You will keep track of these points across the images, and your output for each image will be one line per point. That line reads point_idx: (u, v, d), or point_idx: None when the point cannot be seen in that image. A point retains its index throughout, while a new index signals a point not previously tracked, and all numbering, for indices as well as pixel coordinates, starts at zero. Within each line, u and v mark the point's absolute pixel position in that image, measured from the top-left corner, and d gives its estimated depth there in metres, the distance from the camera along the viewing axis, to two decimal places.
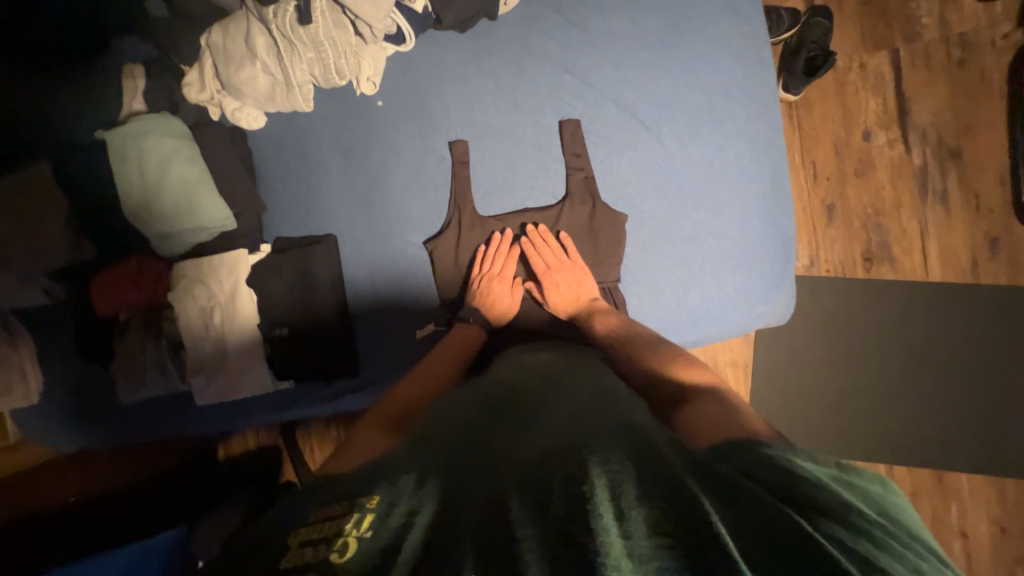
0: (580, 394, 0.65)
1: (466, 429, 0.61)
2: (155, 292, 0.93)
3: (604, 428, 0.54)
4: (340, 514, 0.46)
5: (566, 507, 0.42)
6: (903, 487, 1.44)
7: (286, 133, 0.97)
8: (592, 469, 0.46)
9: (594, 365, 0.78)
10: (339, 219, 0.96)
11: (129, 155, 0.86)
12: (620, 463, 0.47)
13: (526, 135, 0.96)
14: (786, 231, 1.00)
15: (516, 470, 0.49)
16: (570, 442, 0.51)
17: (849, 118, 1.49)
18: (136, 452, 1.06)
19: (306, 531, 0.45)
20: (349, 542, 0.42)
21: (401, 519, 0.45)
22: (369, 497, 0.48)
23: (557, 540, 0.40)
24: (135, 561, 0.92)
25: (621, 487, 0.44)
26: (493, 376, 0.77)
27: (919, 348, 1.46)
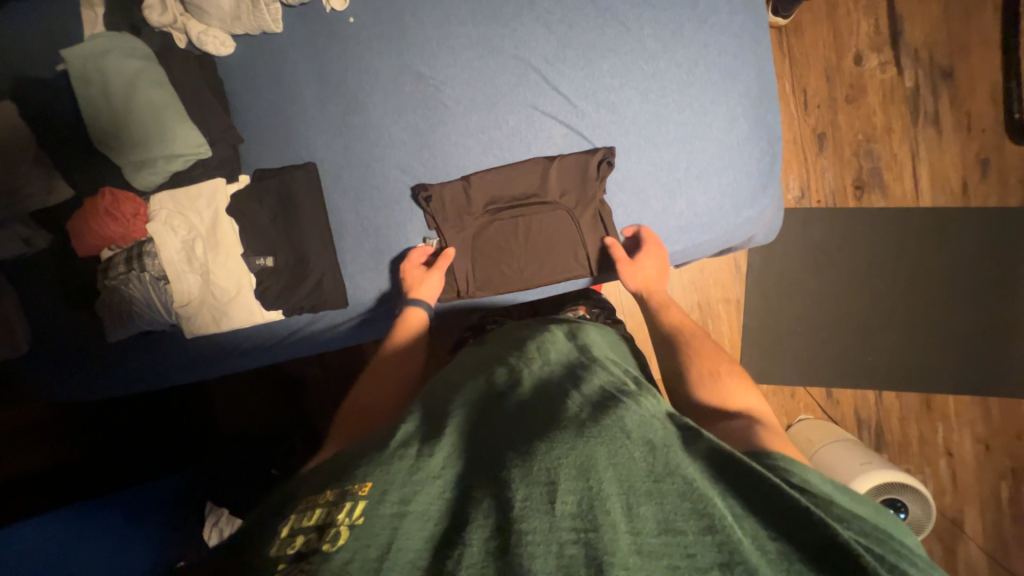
0: (587, 372, 0.63)
1: (464, 410, 0.58)
2: (134, 229, 0.88)
3: (614, 414, 0.52)
4: (332, 502, 0.45)
5: (575, 503, 0.42)
6: (892, 411, 1.47)
7: (258, 59, 0.92)
8: (601, 463, 0.45)
9: (582, 332, 0.78)
10: (318, 146, 0.93)
11: (92, 78, 0.83)
12: (629, 455, 0.47)
13: (504, 47, 0.91)
14: (772, 128, 0.96)
15: (519, 455, 0.47)
16: (578, 432, 0.49)
17: (841, 41, 1.45)
18: (104, 406, 1.09)
19: (297, 518, 0.45)
20: (341, 530, 0.41)
21: (393, 509, 0.43)
22: (360, 485, 0.45)
23: (568, 535, 0.41)
24: (136, 510, 0.89)
25: (631, 483, 0.45)
26: (485, 358, 0.74)
27: (906, 279, 1.48)
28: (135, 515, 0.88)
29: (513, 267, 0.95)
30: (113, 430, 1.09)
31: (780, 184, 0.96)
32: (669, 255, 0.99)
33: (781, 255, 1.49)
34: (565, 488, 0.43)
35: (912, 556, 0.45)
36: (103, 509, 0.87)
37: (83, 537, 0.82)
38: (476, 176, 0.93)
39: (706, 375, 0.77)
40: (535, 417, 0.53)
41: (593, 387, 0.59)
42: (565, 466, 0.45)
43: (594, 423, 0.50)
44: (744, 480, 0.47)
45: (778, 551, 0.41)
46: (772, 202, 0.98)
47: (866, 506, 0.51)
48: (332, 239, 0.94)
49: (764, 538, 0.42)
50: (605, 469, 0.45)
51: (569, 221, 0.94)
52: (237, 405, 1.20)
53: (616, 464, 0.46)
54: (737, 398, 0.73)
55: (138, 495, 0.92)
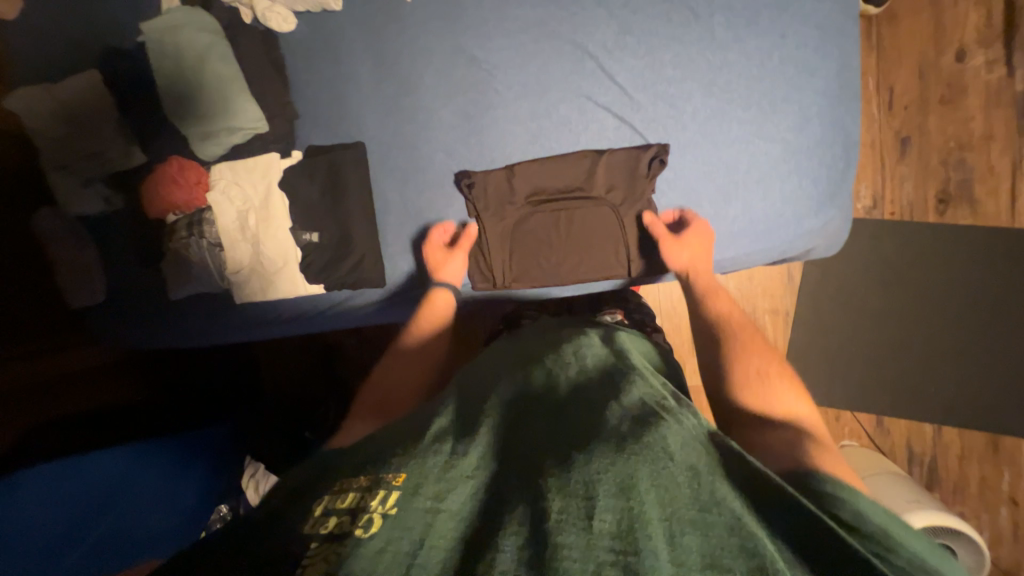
0: (628, 378, 0.60)
1: (498, 409, 0.58)
2: (196, 197, 0.94)
3: (654, 429, 0.49)
4: (367, 488, 0.47)
5: (614, 522, 0.41)
6: (951, 449, 1.35)
7: (317, 36, 0.94)
8: (643, 483, 0.44)
9: (618, 336, 0.76)
10: (368, 126, 0.94)
11: (167, 51, 0.89)
12: (671, 478, 0.45)
13: (562, 31, 0.88)
14: (849, 133, 0.87)
15: (556, 466, 0.47)
16: (617, 447, 0.47)
17: (942, 35, 1.29)
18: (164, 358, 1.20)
19: (332, 498, 0.48)
20: (374, 518, 0.44)
21: (428, 505, 0.45)
22: (394, 474, 0.48)
23: (606, 555, 0.40)
24: (184, 449, 0.94)
25: (674, 509, 0.43)
26: (520, 353, 0.73)
27: (988, 306, 1.33)
28: (184, 454, 0.94)
29: (550, 262, 0.94)
30: (170, 382, 1.20)
31: (850, 194, 0.88)
32: (718, 262, 0.93)
33: (842, 269, 1.38)
34: (603, 505, 0.42)
35: None
36: (158, 445, 0.94)
37: (124, 482, 0.86)
38: (521, 166, 0.91)
39: (753, 374, 0.73)
40: (572, 426, 0.53)
41: (633, 395, 0.56)
42: (603, 481, 0.44)
43: (634, 438, 0.48)
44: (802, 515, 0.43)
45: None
46: (840, 214, 0.90)
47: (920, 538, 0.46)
48: (375, 218, 0.96)
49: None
50: (646, 490, 0.43)
51: (613, 220, 0.91)
52: (275, 368, 1.26)
53: (658, 486, 0.44)
54: (784, 404, 0.69)
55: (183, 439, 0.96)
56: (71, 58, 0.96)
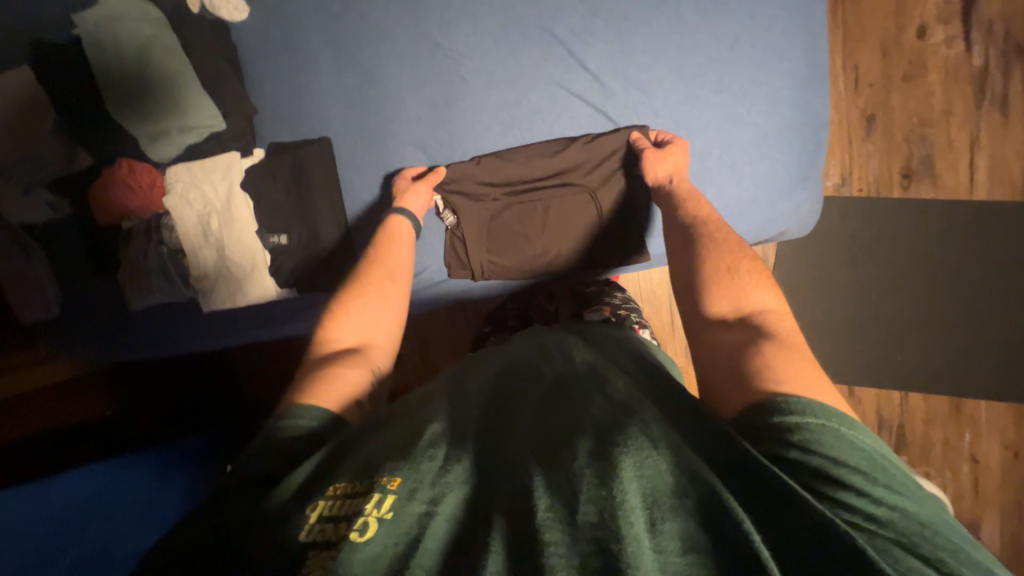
0: (617, 374, 0.60)
1: (486, 409, 0.58)
2: (152, 202, 0.89)
3: (639, 420, 0.49)
4: (361, 492, 0.47)
5: (596, 514, 0.41)
6: (917, 414, 1.42)
7: (272, 26, 0.89)
8: (625, 472, 0.43)
9: (614, 332, 0.76)
10: (332, 121, 0.90)
11: (105, 46, 0.82)
12: (655, 466, 0.44)
13: (529, 16, 0.85)
14: (819, 114, 0.88)
15: (543, 464, 0.46)
16: (600, 439, 0.47)
17: (904, 12, 1.31)
18: (133, 371, 1.15)
19: (326, 503, 0.48)
20: (369, 522, 0.44)
21: (422, 508, 0.45)
22: (388, 477, 0.48)
23: (588, 546, 0.39)
24: (162, 466, 0.92)
25: (657, 497, 0.42)
26: (511, 347, 0.72)
27: (949, 276, 1.39)
28: (163, 467, 0.91)
29: (529, 253, 0.92)
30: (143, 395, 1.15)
31: (821, 176, 0.89)
32: None
33: (812, 246, 1.42)
34: (586, 498, 0.42)
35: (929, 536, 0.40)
36: (135, 464, 0.92)
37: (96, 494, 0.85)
38: (495, 156, 0.89)
39: (725, 270, 0.71)
40: (559, 420, 0.52)
41: (621, 389, 0.56)
42: (586, 476, 0.44)
43: (619, 429, 0.48)
44: (767, 484, 0.42)
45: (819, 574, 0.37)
46: (811, 196, 0.91)
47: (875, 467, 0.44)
48: (345, 216, 0.92)
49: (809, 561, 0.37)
50: (630, 480, 0.43)
51: (591, 210, 0.90)
52: (251, 373, 1.21)
53: (642, 475, 0.43)
54: (755, 301, 0.66)
55: (169, 453, 0.96)
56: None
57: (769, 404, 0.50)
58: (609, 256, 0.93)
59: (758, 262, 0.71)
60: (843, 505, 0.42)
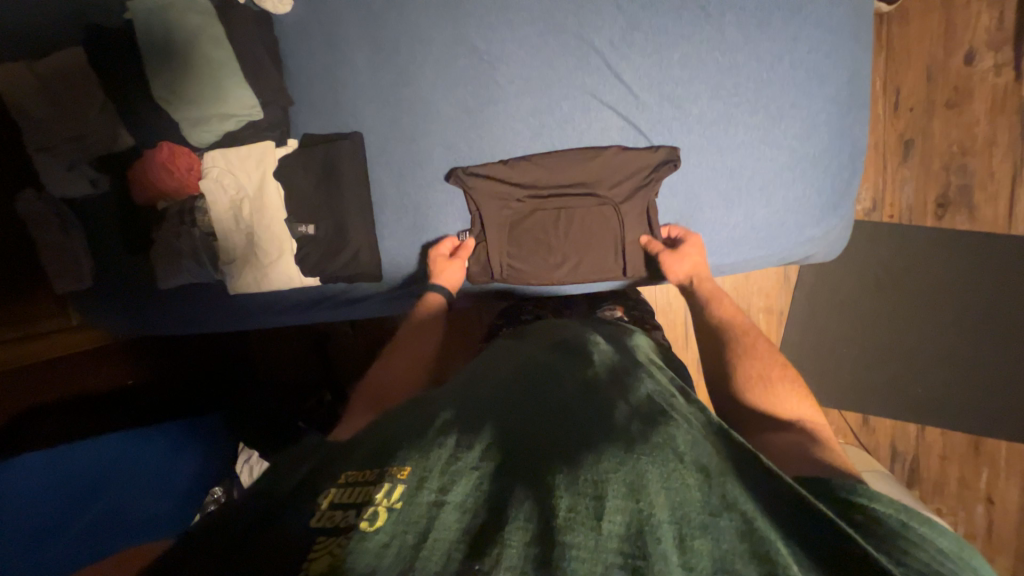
0: (632, 384, 0.63)
1: (502, 406, 0.61)
2: (189, 184, 0.92)
3: (663, 431, 0.52)
4: (372, 480, 0.48)
5: (623, 524, 0.43)
6: (933, 449, 1.38)
7: (315, 21, 0.90)
8: (653, 485, 0.46)
9: (623, 334, 0.82)
10: (366, 117, 0.92)
11: (156, 32, 0.84)
12: (683, 481, 0.47)
13: (568, 24, 0.85)
14: (857, 140, 0.86)
15: (566, 466, 0.49)
16: (625, 449, 0.50)
17: (954, 36, 1.27)
18: (160, 346, 1.20)
19: (335, 493, 0.48)
20: (380, 511, 0.45)
21: (431, 499, 0.46)
22: (398, 467, 0.49)
23: (617, 559, 0.41)
24: (173, 448, 0.93)
25: (684, 512, 0.44)
26: (523, 347, 0.79)
27: (980, 311, 1.35)
28: (175, 449, 0.93)
29: (549, 260, 0.92)
30: (167, 368, 1.21)
31: (853, 204, 0.88)
32: (717, 267, 0.93)
33: (838, 270, 1.39)
34: (613, 507, 0.44)
35: None
36: (145, 443, 0.92)
37: (117, 460, 0.88)
38: (525, 161, 0.90)
39: (755, 378, 0.76)
40: (580, 427, 0.56)
41: (642, 398, 0.60)
42: (612, 483, 0.46)
43: (644, 439, 0.51)
44: (820, 525, 0.44)
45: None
46: (841, 223, 0.90)
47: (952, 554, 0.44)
48: (371, 210, 0.94)
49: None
50: (656, 492, 0.45)
51: (615, 223, 0.90)
52: (269, 355, 1.25)
53: (669, 488, 0.46)
54: (790, 407, 0.71)
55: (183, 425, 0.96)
56: (54, 33, 0.92)
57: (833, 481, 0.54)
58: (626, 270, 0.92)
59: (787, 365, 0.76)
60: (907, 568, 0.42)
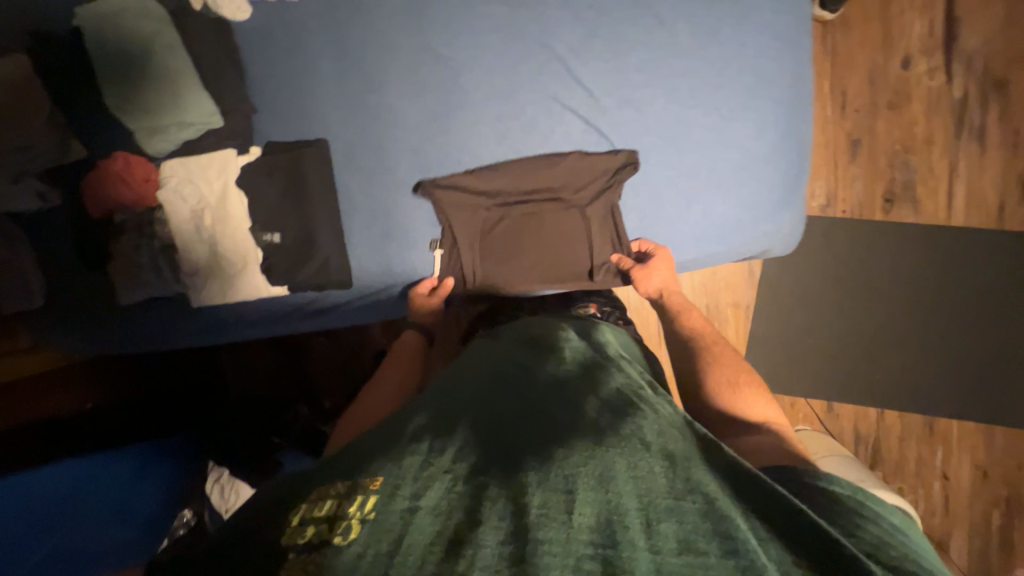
0: (602, 378, 0.66)
1: (475, 407, 0.62)
2: (145, 194, 0.88)
3: (631, 423, 0.55)
4: (343, 493, 0.47)
5: (593, 516, 0.45)
6: (892, 431, 1.46)
7: (276, 27, 0.89)
8: (621, 475, 0.49)
9: (593, 327, 0.84)
10: (331, 124, 0.91)
11: (107, 39, 0.82)
12: (648, 469, 0.50)
13: (529, 31, 0.87)
14: (804, 140, 0.91)
15: (538, 461, 0.50)
16: (595, 442, 0.52)
17: (890, 43, 1.36)
18: (118, 363, 1.14)
19: (306, 507, 0.47)
20: (353, 525, 0.44)
21: (404, 506, 0.45)
22: (371, 478, 0.48)
23: (587, 550, 0.43)
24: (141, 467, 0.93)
25: (651, 499, 0.47)
26: (498, 347, 0.80)
27: (927, 298, 1.43)
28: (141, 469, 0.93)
29: (519, 263, 0.94)
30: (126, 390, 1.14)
31: (804, 200, 0.93)
32: (682, 263, 0.95)
33: (799, 264, 1.45)
34: (583, 500, 0.46)
35: None
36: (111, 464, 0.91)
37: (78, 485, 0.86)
38: (492, 167, 0.91)
39: (724, 385, 0.79)
40: (552, 421, 0.57)
41: (610, 391, 0.62)
42: (582, 476, 0.48)
43: (614, 432, 0.54)
44: (777, 503, 0.48)
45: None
46: (794, 218, 0.94)
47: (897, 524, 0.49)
48: (338, 218, 0.93)
49: (788, 564, 0.43)
50: (624, 482, 0.48)
51: (582, 225, 0.92)
52: (237, 370, 1.20)
53: (636, 478, 0.49)
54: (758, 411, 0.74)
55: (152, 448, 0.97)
56: None
57: (788, 467, 0.60)
58: (597, 273, 0.94)
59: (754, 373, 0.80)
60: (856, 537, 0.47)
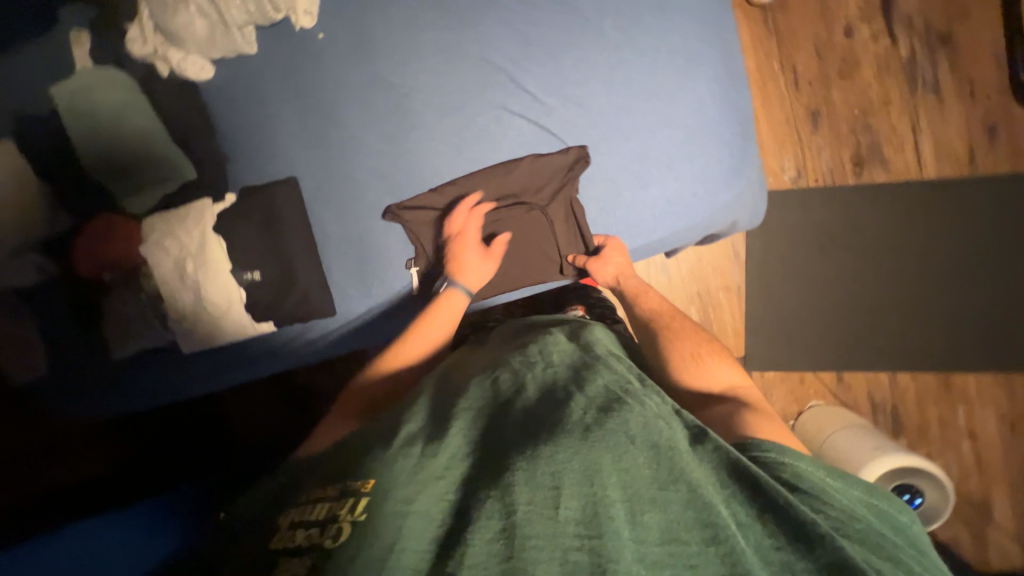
0: (590, 372, 0.65)
1: (463, 407, 0.61)
2: (131, 252, 0.92)
3: (618, 417, 0.54)
4: (335, 498, 0.51)
5: (578, 508, 0.46)
6: (908, 395, 1.42)
7: (237, 80, 0.94)
8: (607, 468, 0.49)
9: (586, 326, 0.83)
10: (297, 161, 0.96)
11: (81, 110, 0.89)
12: (634, 460, 0.50)
13: (469, 49, 0.92)
14: (742, 110, 0.95)
15: (523, 455, 0.50)
16: (582, 436, 0.52)
17: (829, 16, 1.42)
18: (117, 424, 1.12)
19: (298, 513, 0.52)
20: (344, 527, 0.47)
21: (396, 508, 0.47)
22: (362, 481, 0.51)
23: (574, 541, 0.44)
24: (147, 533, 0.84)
25: (635, 490, 0.48)
26: (490, 350, 0.81)
27: (917, 254, 1.42)
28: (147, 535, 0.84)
29: (491, 268, 0.96)
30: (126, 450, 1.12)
31: (753, 166, 0.95)
32: (647, 245, 0.97)
33: (782, 237, 1.45)
34: (568, 494, 0.47)
35: (901, 558, 0.49)
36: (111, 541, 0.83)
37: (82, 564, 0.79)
38: (454, 185, 0.94)
39: (687, 357, 0.81)
40: (539, 417, 0.57)
41: (598, 386, 0.61)
42: (568, 471, 0.48)
43: (600, 425, 0.53)
44: (757, 488, 0.50)
45: (779, 560, 0.46)
46: (749, 186, 0.96)
47: (866, 501, 0.54)
48: (314, 248, 0.96)
49: (767, 547, 0.47)
50: (609, 475, 0.48)
51: (547, 225, 0.95)
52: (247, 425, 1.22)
53: (621, 470, 0.49)
54: (718, 380, 0.78)
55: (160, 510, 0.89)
56: None
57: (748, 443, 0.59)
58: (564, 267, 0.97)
59: (709, 341, 0.84)
60: (830, 516, 0.50)
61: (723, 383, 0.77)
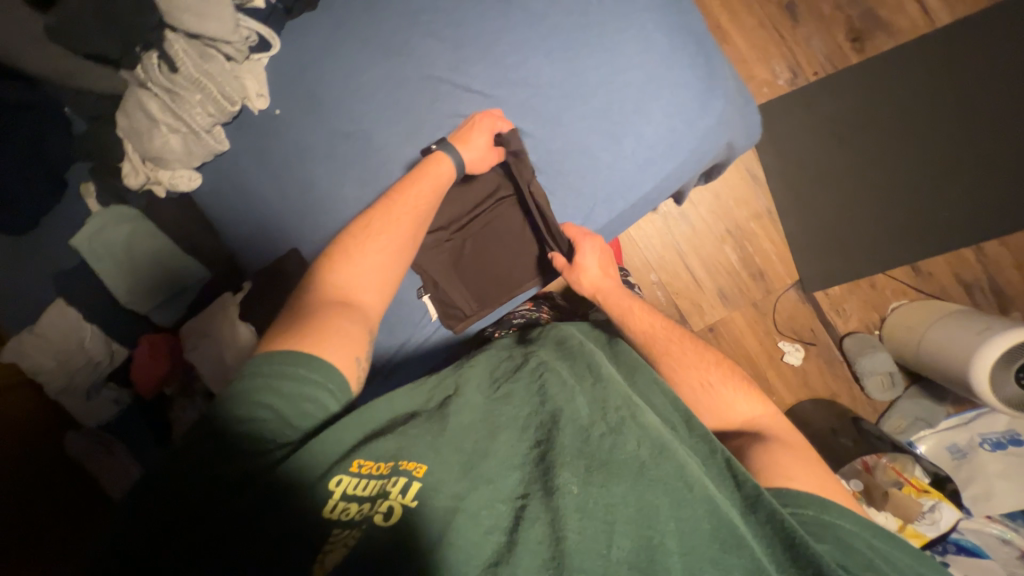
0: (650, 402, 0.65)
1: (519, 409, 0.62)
2: (177, 360, 1.02)
3: (681, 458, 0.55)
4: (386, 475, 0.54)
5: (631, 550, 0.50)
6: (1003, 262, 1.29)
7: (222, 180, 1.01)
8: (664, 516, 0.52)
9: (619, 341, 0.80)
10: (292, 232, 0.99)
11: (99, 251, 0.98)
12: (695, 513, 0.52)
13: (409, 74, 0.94)
14: (693, 28, 0.91)
15: (577, 483, 0.53)
16: (639, 474, 0.54)
17: None
18: None
19: (349, 481, 0.54)
20: (394, 508, 0.52)
21: (447, 505, 0.52)
22: (415, 465, 0.55)
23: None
24: None
25: (689, 541, 0.51)
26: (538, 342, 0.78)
27: None
28: None
29: (500, 267, 0.97)
30: None
31: (723, 81, 0.90)
32: (642, 197, 0.94)
33: (798, 145, 1.31)
34: (623, 536, 0.51)
35: None
36: None
37: None
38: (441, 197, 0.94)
39: (697, 388, 0.74)
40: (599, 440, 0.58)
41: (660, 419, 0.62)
42: (625, 513, 0.52)
43: (661, 468, 0.55)
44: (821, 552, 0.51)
45: None
46: (727, 102, 0.91)
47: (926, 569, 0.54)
48: None
49: None
50: (666, 524, 0.51)
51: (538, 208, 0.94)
52: None
53: (679, 519, 0.52)
54: (737, 412, 0.72)
55: None
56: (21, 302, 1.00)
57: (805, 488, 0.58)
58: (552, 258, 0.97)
59: (721, 364, 0.76)
60: None
61: (743, 417, 0.72)
